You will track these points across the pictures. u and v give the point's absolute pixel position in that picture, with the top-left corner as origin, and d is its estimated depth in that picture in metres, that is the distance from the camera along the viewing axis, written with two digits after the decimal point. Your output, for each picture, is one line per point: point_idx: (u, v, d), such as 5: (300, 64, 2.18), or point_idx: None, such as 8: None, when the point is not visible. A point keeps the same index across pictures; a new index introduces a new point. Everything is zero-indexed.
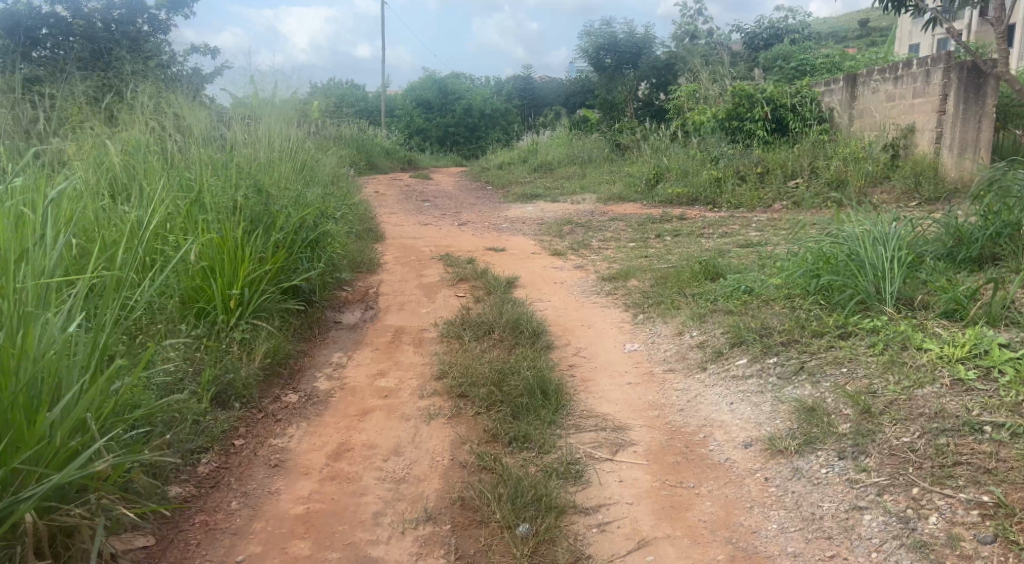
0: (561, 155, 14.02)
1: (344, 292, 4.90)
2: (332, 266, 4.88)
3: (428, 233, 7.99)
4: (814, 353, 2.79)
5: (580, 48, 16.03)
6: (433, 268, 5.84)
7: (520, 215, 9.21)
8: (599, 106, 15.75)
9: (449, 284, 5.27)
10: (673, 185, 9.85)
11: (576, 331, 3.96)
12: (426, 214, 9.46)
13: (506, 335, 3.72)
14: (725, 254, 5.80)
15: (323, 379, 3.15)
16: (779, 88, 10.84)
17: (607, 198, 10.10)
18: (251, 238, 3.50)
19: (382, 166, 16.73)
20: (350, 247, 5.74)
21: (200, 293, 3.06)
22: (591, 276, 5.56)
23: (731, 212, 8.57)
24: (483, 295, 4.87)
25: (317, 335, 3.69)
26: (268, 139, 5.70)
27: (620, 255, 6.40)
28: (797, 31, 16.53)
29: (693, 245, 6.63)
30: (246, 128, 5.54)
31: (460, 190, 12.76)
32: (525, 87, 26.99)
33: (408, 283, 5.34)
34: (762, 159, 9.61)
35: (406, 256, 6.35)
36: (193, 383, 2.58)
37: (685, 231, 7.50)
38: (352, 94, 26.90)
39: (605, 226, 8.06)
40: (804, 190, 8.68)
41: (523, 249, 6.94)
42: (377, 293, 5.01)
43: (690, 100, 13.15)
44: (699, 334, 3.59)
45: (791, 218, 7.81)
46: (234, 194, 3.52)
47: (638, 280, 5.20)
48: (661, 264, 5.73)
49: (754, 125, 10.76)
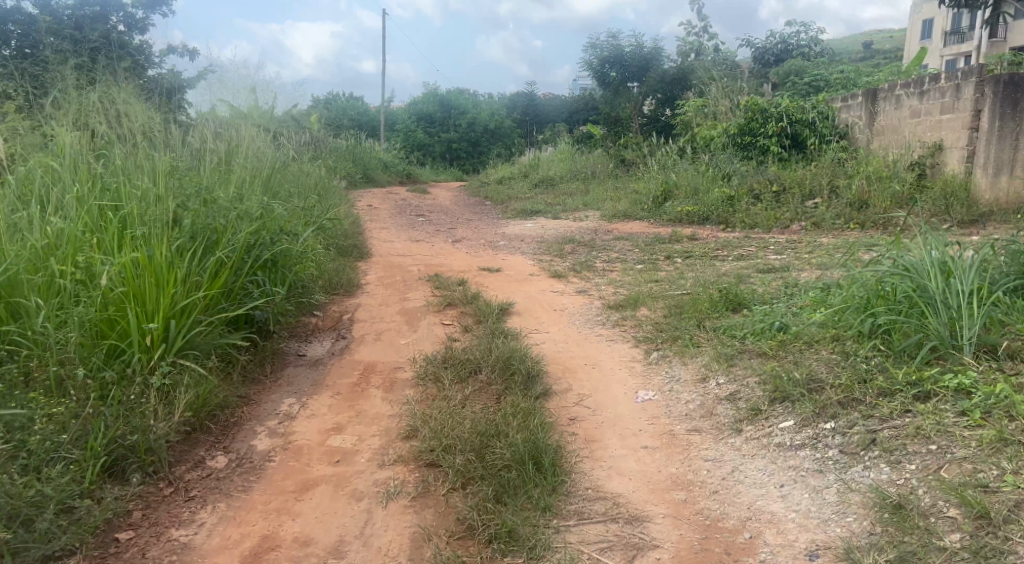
0: (564, 171, 13.48)
1: (313, 318, 4.31)
2: (299, 283, 4.27)
3: (419, 250, 7.40)
4: (886, 421, 2.19)
5: (585, 61, 15.56)
6: (419, 291, 5.24)
7: (520, 231, 8.64)
8: (603, 121, 15.26)
9: (436, 310, 4.67)
10: (683, 203, 9.28)
11: (578, 372, 3.36)
12: (418, 230, 8.88)
13: (495, 378, 3.12)
14: (746, 280, 5.22)
15: (263, 434, 2.53)
16: (794, 103, 10.31)
17: (612, 215, 9.53)
18: (187, 257, 2.88)
19: (379, 180, 16.20)
20: (327, 266, 5.15)
21: (111, 324, 2.43)
22: (595, 302, 4.96)
23: (746, 233, 7.99)
24: (472, 324, 4.28)
25: (270, 375, 3.08)
26: (237, 144, 5.09)
27: (627, 278, 5.82)
28: (809, 47, 16.08)
29: (707, 269, 6.05)
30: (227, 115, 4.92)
31: (457, 205, 12.21)
32: (527, 102, 26.59)
33: (389, 307, 4.74)
34: (777, 178, 9.06)
35: (391, 276, 5.75)
36: (77, 448, 1.96)
37: (698, 252, 6.93)
38: (351, 106, 26.43)
39: (611, 246, 7.49)
40: (824, 210, 8.13)
41: (521, 270, 6.35)
42: (352, 319, 4.41)
43: (698, 115, 12.65)
44: (727, 382, 2.98)
45: (812, 241, 7.24)
46: (173, 203, 2.91)
47: (648, 308, 4.60)
48: (673, 290, 5.13)
49: (768, 141, 10.22)
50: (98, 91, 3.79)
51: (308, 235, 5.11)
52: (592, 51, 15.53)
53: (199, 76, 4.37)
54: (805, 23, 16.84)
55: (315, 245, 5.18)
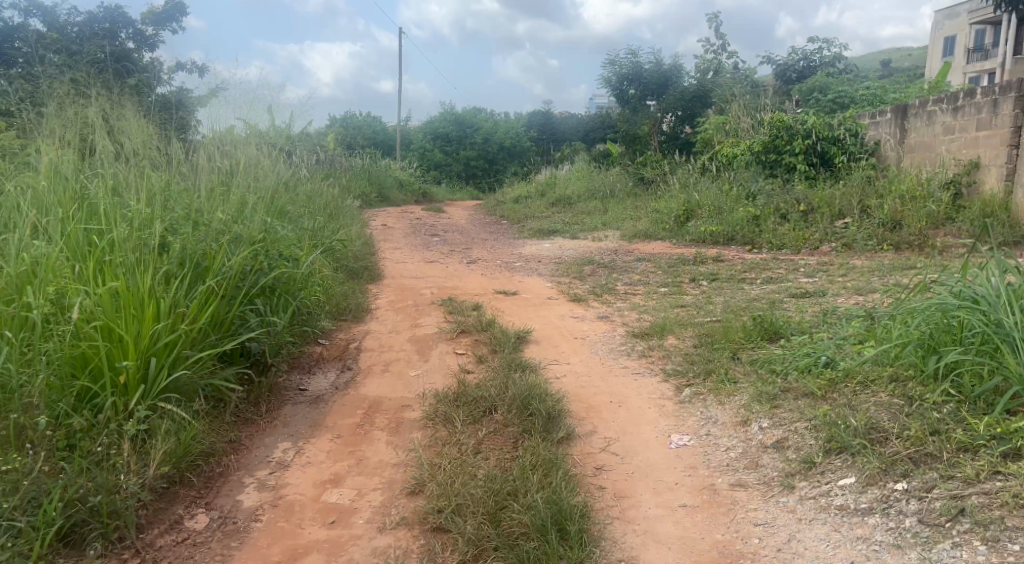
0: (582, 189, 13.23)
1: (318, 346, 4.04)
2: (301, 307, 4.01)
3: (433, 271, 7.16)
4: (972, 485, 1.94)
5: (603, 79, 15.36)
6: (432, 315, 4.97)
7: (537, 252, 8.37)
8: (621, 139, 15.02)
9: (449, 337, 4.39)
10: (706, 222, 8.98)
11: (603, 412, 3.06)
12: (432, 251, 8.64)
13: (511, 419, 2.83)
14: (780, 307, 4.90)
15: (250, 485, 2.26)
16: (821, 120, 10.00)
17: (633, 235, 9.24)
18: (175, 284, 2.63)
19: (395, 198, 16.04)
20: (336, 290, 4.90)
21: (84, 362, 2.19)
22: (618, 329, 4.66)
23: (773, 254, 7.67)
24: (487, 354, 3.99)
25: (264, 415, 2.81)
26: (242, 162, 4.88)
27: (652, 303, 5.51)
28: (832, 64, 15.78)
29: (735, 293, 5.73)
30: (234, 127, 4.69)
31: (473, 224, 11.98)
32: (544, 121, 26.45)
33: (400, 334, 4.47)
34: (804, 196, 8.75)
35: (403, 299, 5.49)
36: (27, 513, 1.71)
37: (724, 275, 6.63)
38: (367, 125, 26.43)
39: (632, 267, 7.20)
40: (855, 230, 7.80)
41: (539, 293, 6.07)
42: (360, 347, 4.14)
43: (719, 133, 12.38)
44: (773, 427, 2.66)
45: (844, 263, 6.90)
46: (162, 227, 2.66)
47: (676, 336, 4.30)
48: (702, 316, 4.82)
49: (794, 159, 9.91)
50: (93, 105, 3.58)
51: (316, 258, 4.88)
52: (610, 68, 15.33)
53: (202, 91, 4.15)
54: (828, 40, 16.54)
55: (323, 267, 4.95)
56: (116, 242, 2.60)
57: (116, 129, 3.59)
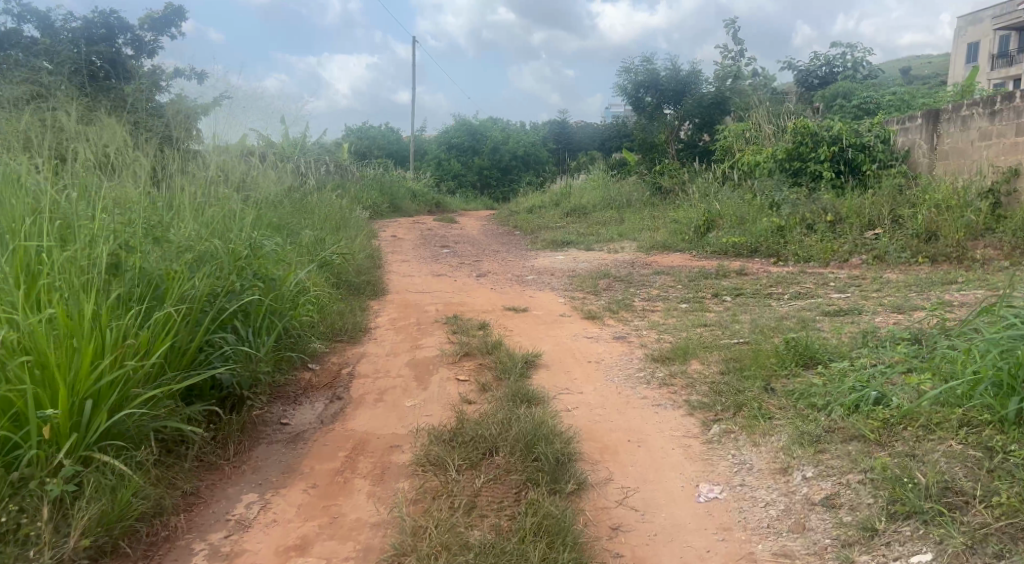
0: (597, 199, 12.87)
1: (307, 372, 3.69)
2: (288, 326, 3.69)
3: (440, 286, 6.82)
4: None
5: (619, 86, 15.00)
6: (434, 336, 4.62)
7: (550, 265, 8.01)
8: (638, 147, 14.65)
9: (451, 361, 4.03)
10: (727, 233, 8.59)
11: (620, 454, 2.68)
12: (441, 263, 8.30)
13: (514, 464, 2.46)
14: (812, 329, 4.50)
15: (202, 554, 1.93)
16: (847, 126, 9.58)
17: (651, 247, 8.85)
18: (129, 310, 2.29)
19: (407, 209, 15.75)
20: (330, 309, 4.56)
21: (8, 405, 1.85)
22: (636, 351, 4.29)
23: (800, 267, 7.26)
24: (492, 381, 3.63)
25: (231, 459, 2.46)
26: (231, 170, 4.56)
27: (672, 321, 5.13)
28: (856, 69, 15.31)
29: (762, 312, 5.33)
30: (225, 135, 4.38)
31: (485, 235, 11.65)
32: (559, 130, 26.12)
33: (398, 356, 4.12)
34: (832, 205, 8.33)
35: (405, 317, 5.16)
36: None
37: (749, 290, 6.24)
38: (381, 135, 26.23)
39: (650, 281, 6.81)
40: (887, 241, 7.37)
41: (551, 309, 5.71)
42: (353, 373, 3.78)
43: (739, 140, 11.98)
44: (819, 478, 2.27)
45: (877, 277, 6.48)
46: (117, 244, 2.33)
47: (700, 360, 3.91)
48: (727, 338, 4.43)
49: (819, 167, 9.49)
50: (62, 111, 3.27)
51: (310, 273, 4.56)
52: (626, 75, 14.93)
53: (189, 95, 3.85)
54: (850, 45, 16.06)
55: (317, 284, 4.62)
56: (62, 261, 2.26)
57: (88, 136, 3.29)
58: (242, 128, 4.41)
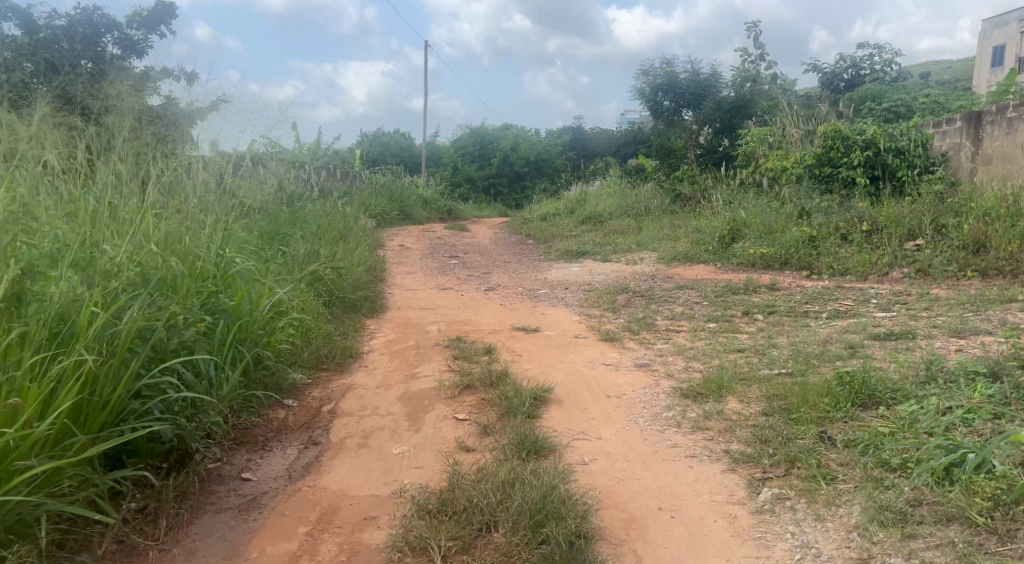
0: (613, 206, 12.35)
1: (283, 410, 3.20)
2: (257, 357, 3.21)
3: (445, 301, 6.32)
4: None
5: (636, 90, 14.46)
6: (433, 362, 4.11)
7: (564, 277, 7.49)
8: (655, 153, 14.13)
9: (448, 395, 3.51)
10: (754, 244, 8.04)
11: (651, 528, 2.17)
12: (448, 275, 7.80)
13: (516, 547, 1.97)
14: (863, 358, 3.94)
15: None
16: (881, 129, 8.99)
17: (672, 258, 8.31)
18: (24, 358, 1.81)
19: (418, 217, 15.29)
20: (317, 332, 4.07)
21: None
22: (662, 382, 3.76)
23: (836, 281, 6.69)
24: (495, 422, 3.11)
25: (161, 539, 1.98)
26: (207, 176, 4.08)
27: (700, 345, 4.59)
28: (884, 71, 14.66)
29: (801, 335, 4.77)
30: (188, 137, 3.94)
31: (497, 245, 11.18)
32: (574, 135, 25.59)
33: (390, 388, 3.62)
34: (868, 213, 7.75)
35: (403, 339, 4.66)
36: None
37: (783, 308, 5.68)
38: (394, 142, 25.86)
39: (673, 296, 6.27)
40: (931, 253, 6.78)
41: (565, 330, 5.18)
42: (334, 410, 3.27)
43: (762, 146, 11.43)
44: None
45: (923, 293, 5.90)
46: (15, 272, 1.86)
47: (738, 397, 3.36)
48: (766, 368, 3.88)
49: (851, 173, 8.90)
50: None
51: (294, 293, 4.07)
52: (643, 78, 14.36)
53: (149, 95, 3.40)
54: (878, 45, 15.41)
55: (301, 305, 4.14)
56: None
57: (24, 139, 2.84)
58: (212, 130, 3.96)
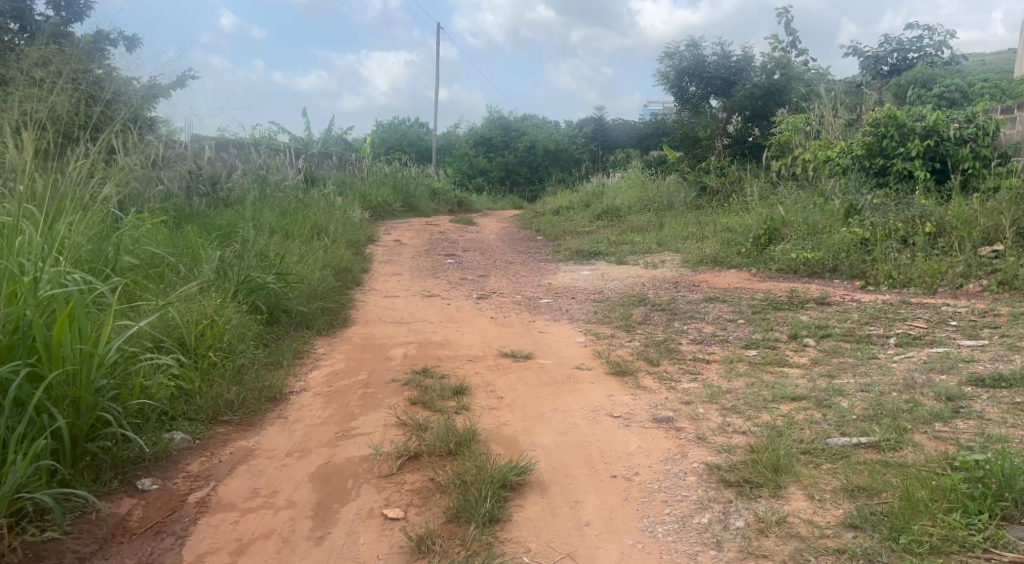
0: (633, 199, 11.21)
1: (129, 501, 2.12)
2: (95, 422, 2.15)
3: (425, 312, 5.25)
4: None
5: (660, 75, 13.27)
6: (382, 408, 3.04)
7: (571, 283, 6.39)
8: (680, 143, 12.95)
9: (384, 469, 2.45)
10: (797, 246, 6.89)
11: None
12: (437, 278, 6.74)
13: None
14: (974, 422, 2.81)
15: None
16: (944, 114, 7.75)
17: (698, 261, 7.18)
18: None
19: (423, 208, 14.27)
20: (224, 368, 3.00)
21: None
22: (691, 451, 2.67)
23: (899, 295, 5.56)
24: (441, 531, 2.07)
25: None
26: (59, 160, 3.00)
27: (739, 387, 3.47)
28: (935, 53, 13.30)
29: (872, 375, 3.63)
30: (35, 107, 2.89)
31: (502, 241, 10.12)
32: (595, 125, 24.31)
33: (307, 455, 2.55)
34: (933, 211, 6.54)
35: (353, 370, 3.60)
36: None
37: (839, 331, 4.56)
38: (407, 130, 24.86)
39: (700, 312, 5.14)
40: (1016, 261, 5.61)
41: (565, 356, 4.11)
42: (206, 499, 2.20)
43: (799, 134, 10.23)
44: None
45: (1016, 313, 4.74)
46: None
47: (803, 491, 2.28)
48: (837, 433, 2.77)
49: (908, 165, 7.69)
50: None
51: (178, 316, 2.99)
52: (668, 61, 13.11)
53: None
54: (928, 27, 14.03)
55: (204, 334, 3.07)
56: None
57: None
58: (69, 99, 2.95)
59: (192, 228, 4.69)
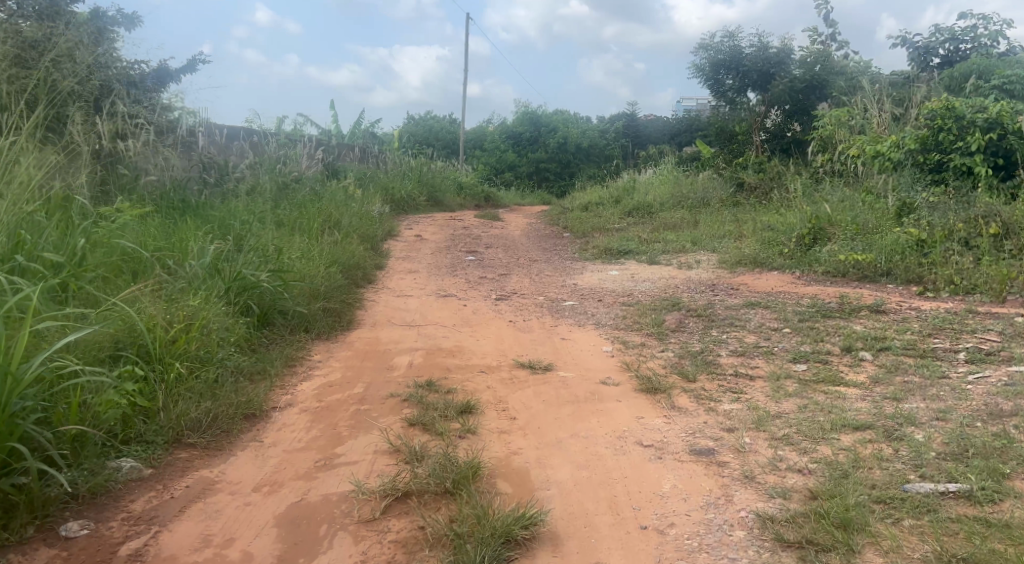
0: (665, 195, 10.68)
1: (47, 552, 1.74)
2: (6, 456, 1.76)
3: (437, 313, 4.84)
4: None
5: (694, 67, 12.68)
6: (374, 430, 2.63)
7: (598, 285, 5.92)
8: (716, 138, 12.34)
9: (365, 512, 2.04)
10: (844, 247, 6.33)
11: None
12: (455, 276, 6.32)
13: None
14: None
15: None
16: (1009, 104, 7.09)
17: (737, 262, 6.66)
18: None
19: (449, 204, 13.90)
20: (196, 380, 2.63)
21: None
22: (737, 496, 2.21)
23: (964, 304, 4.98)
24: None
25: None
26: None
27: (790, 411, 2.98)
28: (990, 43, 12.47)
29: (945, 400, 3.11)
30: None
31: (527, 237, 9.68)
32: (627, 120, 23.68)
33: (277, 491, 2.15)
34: (1000, 210, 5.91)
35: (348, 382, 3.20)
36: None
37: (900, 344, 4.02)
38: (436, 125, 24.52)
39: (741, 319, 4.64)
40: None
41: (589, 368, 3.65)
42: (142, 551, 1.81)
43: (844, 128, 9.59)
44: None
45: None
46: None
47: (884, 559, 1.81)
48: (916, 476, 2.28)
49: (968, 160, 7.04)
50: None
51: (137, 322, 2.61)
52: (703, 53, 12.48)
53: None
54: (983, 15, 13.18)
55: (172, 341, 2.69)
56: None
57: None
58: None
59: (185, 220, 4.34)
